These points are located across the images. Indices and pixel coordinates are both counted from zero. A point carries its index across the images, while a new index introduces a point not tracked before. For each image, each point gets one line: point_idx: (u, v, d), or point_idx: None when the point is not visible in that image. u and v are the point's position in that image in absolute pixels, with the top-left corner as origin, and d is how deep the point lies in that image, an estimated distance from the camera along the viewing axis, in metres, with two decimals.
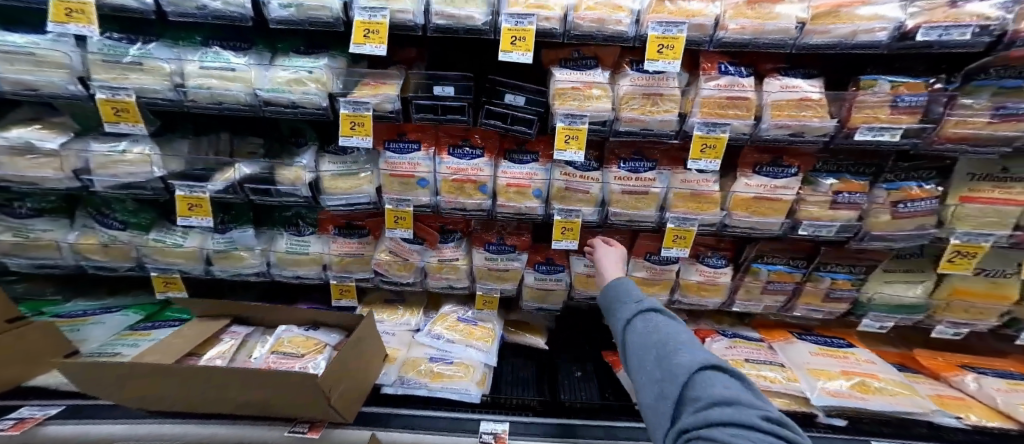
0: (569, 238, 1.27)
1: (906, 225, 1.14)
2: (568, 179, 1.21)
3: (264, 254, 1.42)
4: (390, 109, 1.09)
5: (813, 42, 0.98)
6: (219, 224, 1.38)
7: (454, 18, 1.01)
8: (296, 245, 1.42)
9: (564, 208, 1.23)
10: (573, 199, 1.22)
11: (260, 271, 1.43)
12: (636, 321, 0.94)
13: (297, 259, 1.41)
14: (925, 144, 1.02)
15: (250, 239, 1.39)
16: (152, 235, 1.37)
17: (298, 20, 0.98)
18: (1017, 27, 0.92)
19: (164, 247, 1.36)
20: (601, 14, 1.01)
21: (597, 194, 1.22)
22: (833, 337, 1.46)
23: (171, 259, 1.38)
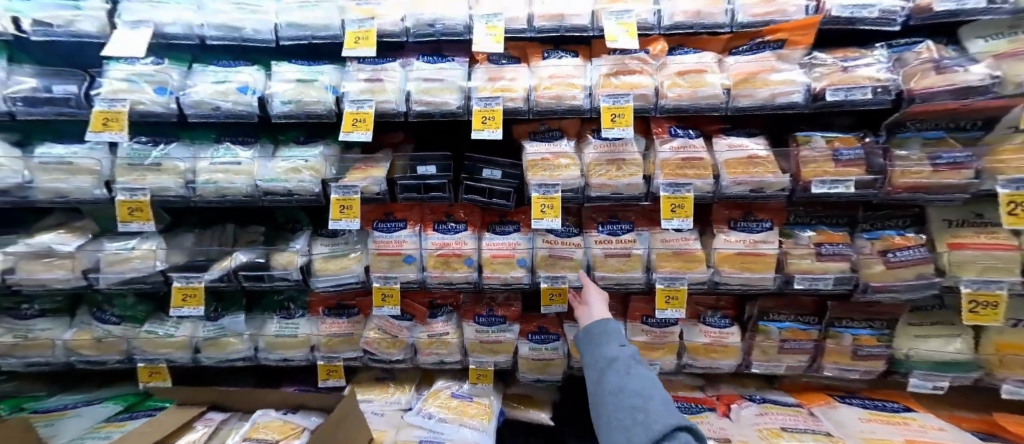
0: (558, 304, 1.23)
1: (906, 276, 1.07)
2: (550, 246, 1.20)
3: (253, 340, 1.42)
4: (377, 191, 1.17)
5: (741, 104, 1.08)
6: (212, 313, 1.42)
7: (431, 104, 1.14)
8: (285, 328, 1.41)
9: (549, 275, 1.20)
10: (559, 265, 1.20)
11: (247, 357, 1.42)
12: (612, 366, 0.93)
13: (286, 342, 1.40)
14: (884, 194, 1.03)
15: (240, 324, 1.41)
16: (145, 327, 1.40)
17: (297, 113, 1.13)
18: (909, 86, 1.00)
19: (154, 337, 1.39)
20: (558, 91, 1.12)
21: (580, 259, 1.20)
22: (887, 400, 1.23)
23: (160, 350, 1.40)
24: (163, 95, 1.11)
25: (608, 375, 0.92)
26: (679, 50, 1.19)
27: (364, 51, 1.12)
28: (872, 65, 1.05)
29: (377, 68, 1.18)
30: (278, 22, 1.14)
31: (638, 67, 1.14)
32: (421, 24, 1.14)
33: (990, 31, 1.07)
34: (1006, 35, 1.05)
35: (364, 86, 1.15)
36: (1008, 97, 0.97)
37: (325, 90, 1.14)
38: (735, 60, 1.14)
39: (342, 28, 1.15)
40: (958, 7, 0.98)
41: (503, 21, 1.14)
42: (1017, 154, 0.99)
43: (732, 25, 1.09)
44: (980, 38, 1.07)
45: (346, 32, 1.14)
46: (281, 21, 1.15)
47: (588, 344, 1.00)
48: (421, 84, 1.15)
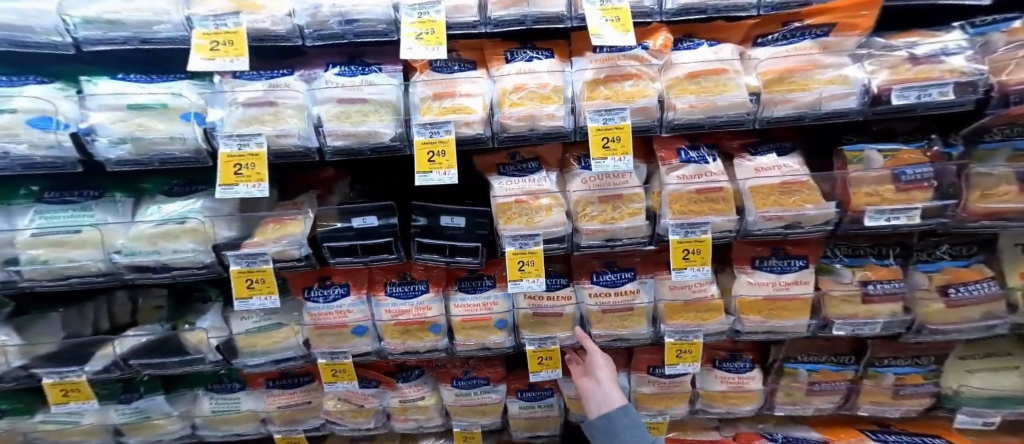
0: (548, 367, 1.02)
1: (970, 315, 0.89)
2: (534, 304, 0.97)
3: (187, 417, 1.10)
4: (298, 255, 0.90)
5: (776, 114, 0.82)
6: (122, 395, 1.05)
7: (354, 137, 0.83)
8: (223, 405, 1.10)
9: (538, 338, 0.99)
10: (547, 323, 0.99)
11: (185, 437, 1.11)
12: None
13: (230, 418, 1.10)
14: (956, 222, 0.82)
15: (163, 405, 1.07)
16: (39, 418, 1.04)
17: (141, 157, 0.79)
18: (1001, 79, 0.76)
19: (58, 428, 1.04)
20: (529, 109, 0.84)
21: (573, 313, 0.99)
22: (927, 434, 1.07)
23: (69, 438, 1.06)
24: None
25: None
26: (686, 42, 0.92)
27: (227, 60, 0.76)
28: (946, 52, 0.79)
29: (270, 85, 0.84)
30: (67, 15, 0.73)
31: (636, 70, 0.85)
32: (323, 19, 0.79)
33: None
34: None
35: (244, 112, 0.81)
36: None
37: (181, 119, 0.79)
38: (762, 52, 0.89)
39: (186, 26, 0.78)
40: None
41: (443, 13, 0.81)
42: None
43: (761, 5, 0.81)
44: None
45: (196, 34, 0.77)
46: (71, 13, 0.73)
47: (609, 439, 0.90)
48: (334, 107, 0.83)
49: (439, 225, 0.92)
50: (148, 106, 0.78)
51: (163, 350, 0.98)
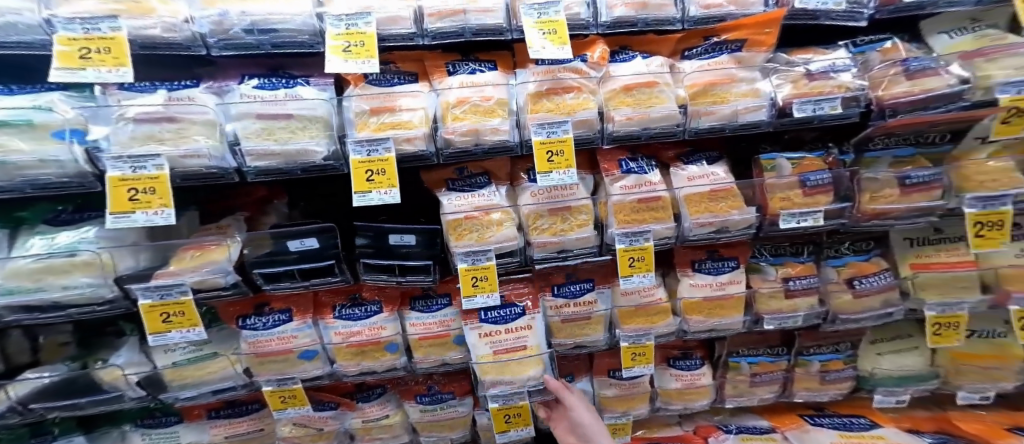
0: (516, 424, 1.04)
1: (872, 304, 0.98)
2: (493, 342, 0.95)
3: None
4: (227, 283, 0.83)
5: (701, 125, 0.86)
6: (31, 436, 0.95)
7: (280, 156, 0.78)
8: (158, 440, 1.03)
9: (502, 394, 0.98)
10: (513, 367, 0.96)
11: None
12: None
13: None
14: (852, 222, 0.93)
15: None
16: None
17: (3, 183, 0.67)
18: (879, 95, 0.86)
19: None
20: (473, 123, 0.83)
21: (536, 343, 0.96)
22: (854, 415, 1.17)
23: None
24: None
25: None
26: (622, 54, 0.94)
27: (103, 70, 0.64)
28: (835, 69, 0.87)
29: (169, 98, 0.74)
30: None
31: (575, 83, 0.86)
32: (230, 28, 0.71)
33: (951, 27, 0.99)
34: (967, 30, 0.98)
35: (135, 128, 0.71)
36: (979, 103, 0.88)
37: (53, 137, 0.68)
38: (689, 65, 0.92)
39: (47, 27, 0.65)
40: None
41: (373, 25, 0.77)
42: (982, 170, 0.91)
43: (685, 19, 0.86)
44: (942, 34, 0.99)
45: (58, 39, 0.64)
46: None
47: None
48: (253, 124, 0.76)
49: (389, 245, 0.90)
50: (7, 122, 0.66)
51: (71, 390, 0.87)
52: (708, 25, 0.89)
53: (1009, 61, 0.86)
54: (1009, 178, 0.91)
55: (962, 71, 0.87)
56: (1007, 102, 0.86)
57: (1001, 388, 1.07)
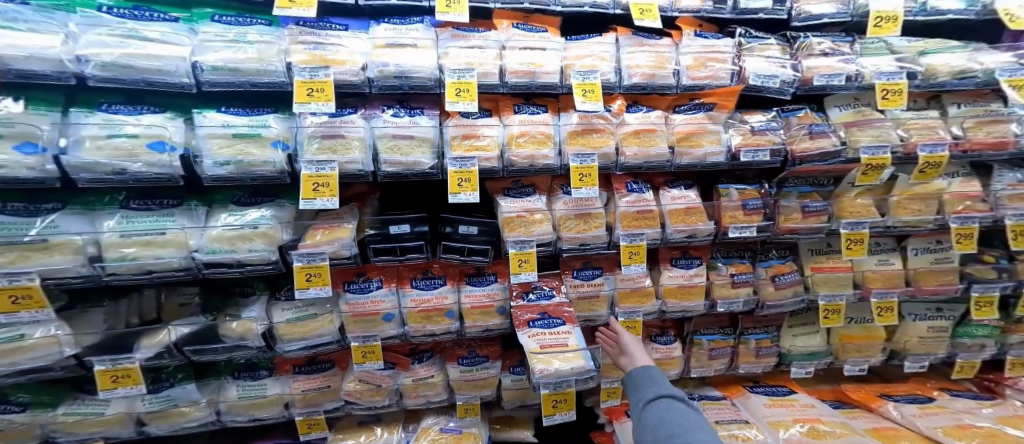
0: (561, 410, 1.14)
1: (788, 294, 1.43)
2: (538, 339, 1.16)
3: (212, 403, 1.17)
4: (347, 255, 1.13)
5: (684, 161, 1.29)
6: (152, 384, 1.11)
7: (402, 164, 1.12)
8: (250, 389, 1.20)
9: (551, 381, 1.08)
10: (557, 354, 1.11)
11: (208, 423, 1.17)
12: (659, 403, 1.08)
13: (254, 403, 1.19)
14: (774, 234, 1.38)
15: (193, 392, 1.13)
16: (62, 410, 1.06)
17: (237, 175, 0.98)
18: (792, 149, 1.32)
19: (79, 419, 1.06)
20: (530, 150, 1.21)
21: (576, 344, 1.15)
22: (779, 385, 1.56)
23: (90, 429, 1.08)
24: (33, 153, 0.86)
25: (649, 413, 1.07)
26: (635, 107, 1.34)
27: (320, 104, 0.99)
28: (769, 128, 1.34)
29: (337, 121, 1.09)
30: (197, 64, 0.91)
31: (603, 126, 1.27)
32: (387, 75, 1.07)
33: (843, 102, 1.47)
34: (851, 105, 1.46)
35: (320, 143, 1.05)
36: (852, 159, 1.37)
37: (271, 146, 1.01)
38: (679, 118, 1.34)
39: (287, 73, 0.98)
40: (827, 84, 1.31)
41: (476, 77, 1.14)
42: (854, 205, 1.43)
43: (678, 86, 1.27)
44: (836, 107, 1.47)
45: (295, 81, 0.98)
46: (200, 61, 0.92)
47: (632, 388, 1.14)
48: (389, 141, 1.11)
49: (457, 232, 1.24)
50: (247, 135, 0.99)
51: (205, 338, 1.10)
52: (694, 91, 1.29)
53: (868, 132, 1.38)
54: (867, 211, 1.43)
55: (843, 136, 1.38)
56: (867, 160, 1.35)
57: (870, 361, 1.56)
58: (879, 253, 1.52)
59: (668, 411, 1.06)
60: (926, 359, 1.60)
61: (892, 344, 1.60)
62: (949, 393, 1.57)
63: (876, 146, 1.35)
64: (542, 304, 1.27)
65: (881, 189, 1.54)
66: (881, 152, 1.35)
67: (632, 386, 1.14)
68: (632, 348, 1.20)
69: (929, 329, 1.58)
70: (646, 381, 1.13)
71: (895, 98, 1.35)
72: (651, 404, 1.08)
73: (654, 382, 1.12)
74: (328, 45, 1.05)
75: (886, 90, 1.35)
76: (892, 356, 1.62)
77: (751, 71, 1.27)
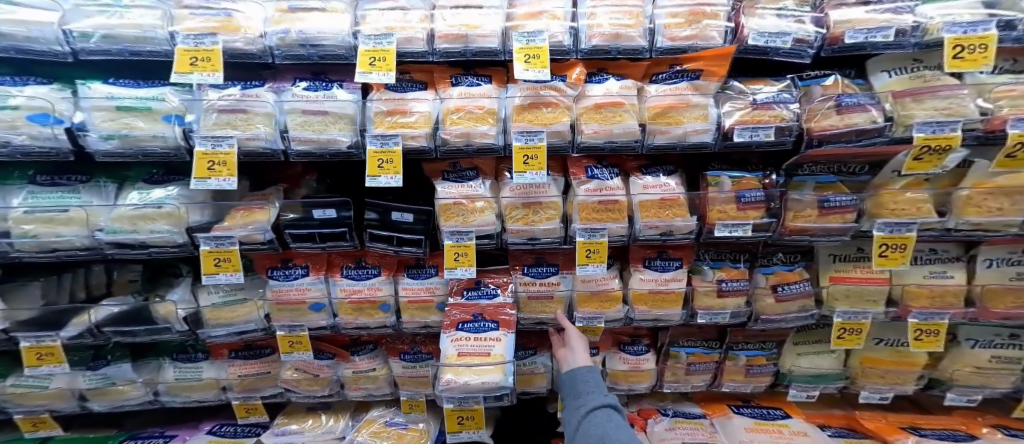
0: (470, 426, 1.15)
1: (792, 307, 1.18)
2: (460, 344, 1.04)
3: (150, 384, 1.23)
4: (263, 239, 1.05)
5: (657, 141, 1.01)
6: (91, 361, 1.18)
7: (315, 143, 0.98)
8: (186, 372, 1.24)
9: (456, 396, 1.01)
10: (473, 368, 1.00)
11: (146, 402, 1.23)
12: (599, 411, 0.98)
13: (190, 385, 1.24)
14: (777, 235, 1.08)
15: (128, 372, 1.20)
16: (11, 381, 1.17)
17: (126, 151, 0.91)
18: (809, 126, 0.98)
19: (25, 391, 1.16)
20: (466, 127, 1.03)
21: (501, 354, 1.02)
22: (772, 407, 1.38)
23: (35, 401, 1.18)
24: None
25: (589, 422, 0.97)
26: (597, 76, 1.10)
27: (204, 75, 0.88)
28: (780, 99, 1.00)
29: (242, 94, 0.97)
30: (67, 29, 0.84)
31: (554, 99, 1.04)
32: (289, 43, 0.92)
33: (894, 65, 1.08)
34: (907, 70, 1.07)
35: (218, 117, 0.94)
36: (899, 139, 0.99)
37: (163, 120, 0.92)
38: (654, 90, 1.06)
39: (170, 41, 0.88)
40: (865, 41, 0.95)
41: (394, 43, 0.96)
42: (897, 201, 1.07)
43: (653, 49, 1.00)
44: (884, 72, 1.08)
45: (177, 50, 0.88)
46: (70, 27, 0.84)
47: (570, 390, 1.04)
48: (298, 117, 0.98)
49: (391, 220, 1.11)
50: (135, 107, 0.91)
51: (136, 319, 1.11)
52: (674, 55, 1.02)
53: (931, 103, 0.97)
54: (918, 208, 1.06)
55: (888, 110, 0.99)
56: (920, 140, 0.98)
57: (897, 389, 1.32)
58: (931, 263, 1.18)
59: (608, 422, 0.96)
60: (979, 393, 1.29)
61: (935, 372, 1.31)
62: (1004, 432, 1.27)
63: (938, 121, 0.96)
64: (482, 304, 1.13)
65: (946, 179, 1.14)
66: (948, 129, 0.97)
67: (570, 394, 1.04)
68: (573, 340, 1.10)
69: (990, 359, 1.26)
70: (585, 386, 1.03)
71: (976, 56, 0.96)
72: (591, 415, 0.98)
73: (593, 390, 1.02)
74: (218, 10, 0.93)
75: (960, 46, 0.96)
76: (930, 385, 1.34)
77: (753, 28, 0.97)
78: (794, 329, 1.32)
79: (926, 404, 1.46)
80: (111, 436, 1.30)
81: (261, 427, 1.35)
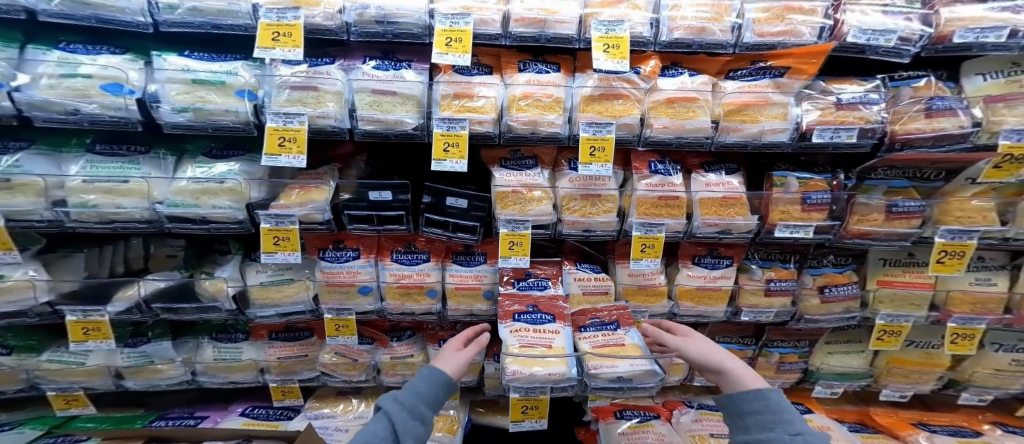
0: (532, 416, 1.15)
1: (836, 309, 1.20)
2: (520, 336, 1.05)
3: (187, 364, 1.20)
4: (321, 219, 1.02)
5: (728, 139, 1.01)
6: (131, 338, 1.16)
7: (382, 123, 0.96)
8: (226, 353, 1.22)
9: (523, 386, 0.99)
10: (538, 362, 0.99)
11: (183, 382, 1.21)
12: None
13: (229, 366, 1.22)
14: (837, 238, 1.09)
15: (169, 351, 1.17)
16: (45, 356, 1.14)
17: (197, 124, 0.88)
18: (894, 129, 0.97)
19: (60, 368, 1.13)
20: (533, 115, 1.01)
21: (562, 346, 1.04)
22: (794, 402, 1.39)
23: (69, 378, 1.15)
24: None
25: None
26: (671, 70, 1.09)
27: (285, 51, 0.86)
28: (866, 100, 0.98)
29: (312, 71, 0.95)
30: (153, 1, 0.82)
31: (626, 92, 1.03)
32: (368, 19, 0.90)
33: (990, 68, 1.02)
34: (1004, 73, 1.01)
35: (290, 93, 0.92)
36: (982, 145, 0.98)
37: (236, 95, 0.88)
38: (731, 86, 1.05)
39: (253, 15, 0.86)
40: (974, 41, 0.89)
41: (471, 24, 0.94)
42: (964, 208, 1.08)
43: (737, 44, 0.96)
44: (978, 75, 1.03)
45: (260, 24, 0.86)
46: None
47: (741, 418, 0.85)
48: (368, 97, 0.95)
49: (443, 204, 1.10)
50: (209, 81, 0.87)
51: (182, 295, 1.08)
52: (759, 52, 0.97)
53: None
54: (983, 217, 1.07)
55: (979, 115, 0.97)
56: (1006, 148, 0.98)
57: (919, 389, 1.35)
58: (978, 270, 1.22)
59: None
60: (991, 393, 1.34)
61: (953, 373, 1.35)
62: (1004, 429, 1.33)
63: None
64: (534, 295, 1.14)
65: (1012, 188, 1.15)
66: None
67: (741, 425, 0.84)
68: (710, 354, 0.91)
69: (1010, 362, 1.30)
70: (763, 414, 0.82)
71: None
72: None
73: (785, 417, 0.80)
74: None
75: None
76: (947, 385, 1.39)
77: (853, 25, 0.91)
78: (829, 329, 1.33)
79: (933, 402, 1.49)
80: (139, 416, 1.28)
81: (293, 411, 1.34)
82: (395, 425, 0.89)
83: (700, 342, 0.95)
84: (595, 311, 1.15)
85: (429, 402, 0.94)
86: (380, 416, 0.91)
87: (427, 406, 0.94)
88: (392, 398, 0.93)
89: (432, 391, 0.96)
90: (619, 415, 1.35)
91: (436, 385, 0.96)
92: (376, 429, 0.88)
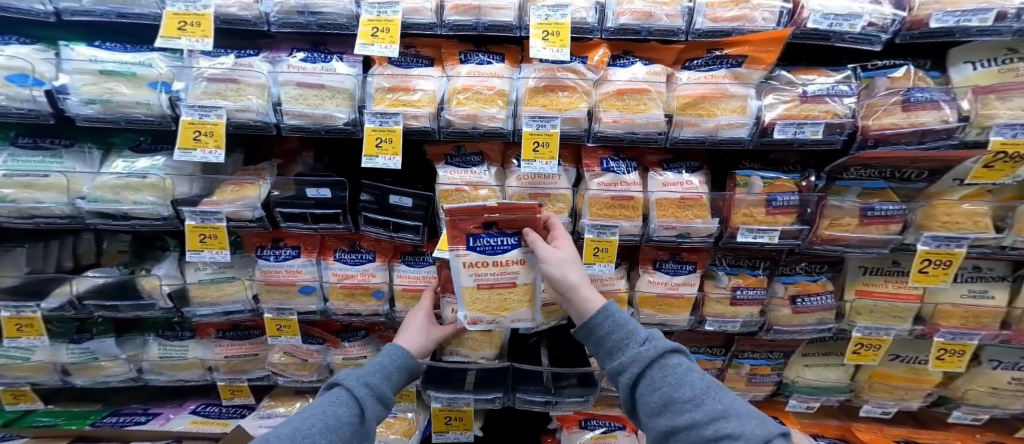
0: (455, 428, 1.21)
1: (808, 320, 1.11)
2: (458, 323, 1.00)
3: (133, 361, 1.19)
4: (252, 216, 0.98)
5: (683, 135, 0.92)
6: (76, 334, 1.16)
7: (309, 117, 0.90)
8: (172, 351, 1.20)
9: (445, 395, 1.09)
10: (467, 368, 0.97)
11: (129, 379, 1.20)
12: (657, 366, 0.75)
13: (175, 365, 1.20)
14: (806, 244, 1.00)
15: (112, 348, 1.16)
16: None
17: (107, 117, 0.85)
18: (866, 124, 0.87)
19: (8, 362, 1.14)
20: (472, 109, 0.93)
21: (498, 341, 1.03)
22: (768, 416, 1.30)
23: (15, 373, 1.16)
24: None
25: (651, 373, 0.74)
26: (622, 59, 1.02)
27: (191, 40, 0.83)
28: (835, 93, 0.89)
29: (234, 63, 0.91)
30: None
31: (572, 83, 0.95)
32: (285, 8, 0.84)
33: (981, 56, 0.92)
34: (998, 61, 0.90)
35: (207, 86, 0.87)
36: (971, 142, 0.87)
37: (148, 87, 0.85)
38: (686, 76, 0.97)
39: (159, 3, 0.83)
40: (955, 26, 0.79)
41: (399, 13, 0.88)
42: (951, 212, 0.97)
43: (689, 31, 0.88)
44: (967, 64, 0.92)
45: (167, 13, 0.83)
46: None
47: (606, 346, 0.79)
48: (293, 90, 0.89)
49: (388, 204, 1.02)
50: (118, 72, 0.84)
51: (120, 293, 1.06)
52: (714, 39, 0.89)
53: (1018, 102, 0.84)
54: (974, 222, 0.96)
55: (966, 108, 0.86)
56: (997, 145, 0.86)
57: (904, 405, 1.25)
58: (972, 281, 1.10)
59: (687, 368, 0.74)
60: (988, 413, 1.23)
61: (945, 390, 1.24)
62: None
63: (1022, 124, 0.84)
64: None
65: (1010, 192, 1.04)
66: None
67: (601, 351, 0.79)
68: (572, 279, 0.80)
69: (1010, 382, 1.18)
70: (616, 334, 0.78)
71: None
72: (653, 365, 0.75)
73: (628, 324, 0.78)
74: None
75: None
76: (938, 402, 1.28)
77: (814, 9, 0.83)
78: (807, 340, 1.24)
79: (925, 419, 1.38)
80: (93, 411, 1.28)
81: (247, 409, 1.32)
82: (359, 407, 0.81)
83: (564, 260, 0.80)
84: (492, 210, 0.80)
85: (392, 388, 0.88)
86: (341, 393, 0.81)
87: (390, 391, 0.87)
88: (360, 377, 0.83)
89: (398, 377, 0.89)
90: (583, 424, 1.28)
91: (405, 373, 0.90)
92: (342, 411, 0.78)
